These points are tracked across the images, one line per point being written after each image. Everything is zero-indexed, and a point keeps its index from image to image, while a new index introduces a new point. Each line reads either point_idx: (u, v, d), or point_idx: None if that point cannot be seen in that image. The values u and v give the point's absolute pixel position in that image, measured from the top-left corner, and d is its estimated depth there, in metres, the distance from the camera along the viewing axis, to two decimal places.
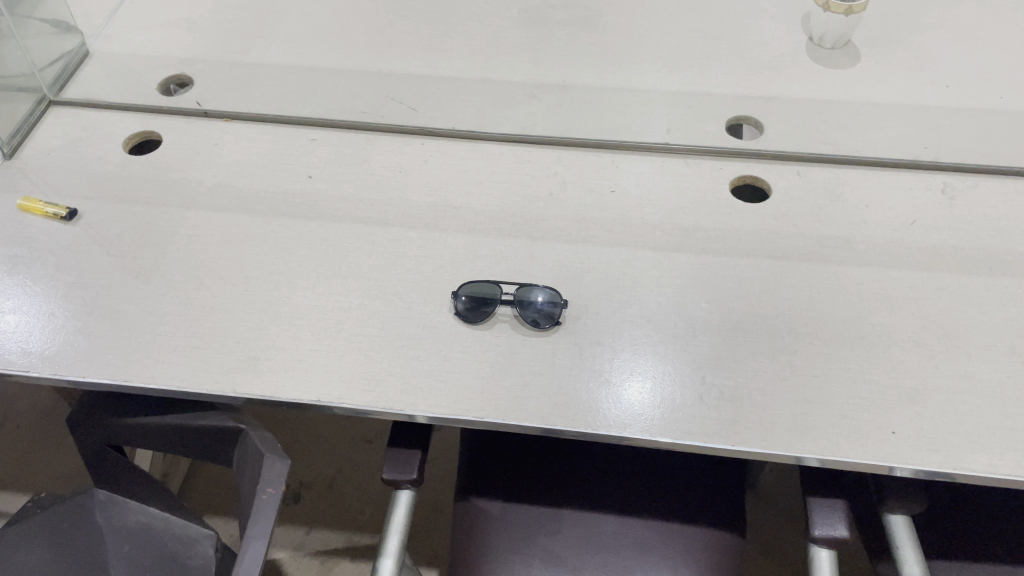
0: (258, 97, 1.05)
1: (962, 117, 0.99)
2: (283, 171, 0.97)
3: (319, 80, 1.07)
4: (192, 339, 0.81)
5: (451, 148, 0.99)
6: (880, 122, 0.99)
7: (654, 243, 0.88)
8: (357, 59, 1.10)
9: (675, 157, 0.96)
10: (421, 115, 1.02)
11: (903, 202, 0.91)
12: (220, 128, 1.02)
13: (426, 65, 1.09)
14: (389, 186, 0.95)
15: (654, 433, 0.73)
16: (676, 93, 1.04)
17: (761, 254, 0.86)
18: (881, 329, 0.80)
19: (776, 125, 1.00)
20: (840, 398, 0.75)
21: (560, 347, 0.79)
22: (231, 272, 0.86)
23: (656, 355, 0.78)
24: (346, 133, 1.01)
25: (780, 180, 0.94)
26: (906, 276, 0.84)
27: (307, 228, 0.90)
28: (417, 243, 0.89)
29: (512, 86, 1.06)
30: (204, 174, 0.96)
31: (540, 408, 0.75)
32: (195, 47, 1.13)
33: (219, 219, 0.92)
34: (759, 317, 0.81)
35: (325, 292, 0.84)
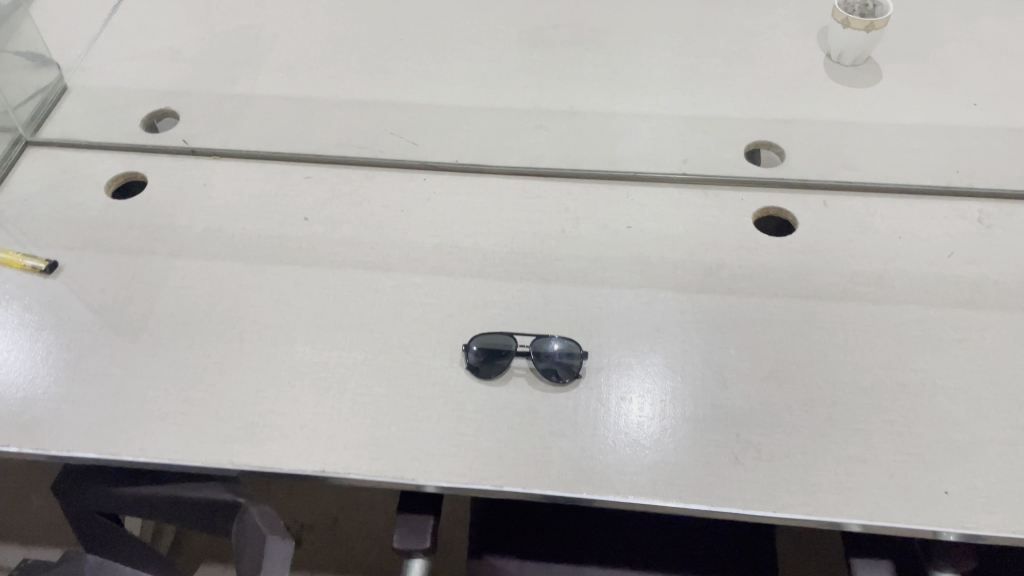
0: (248, 131, 0.99)
1: (993, 137, 0.94)
2: (277, 213, 0.91)
3: (312, 111, 1.01)
4: (184, 405, 0.75)
5: (455, 183, 0.93)
6: (908, 144, 0.94)
7: (677, 283, 0.82)
8: (351, 89, 1.04)
9: (693, 188, 0.91)
10: (422, 148, 0.96)
11: (938, 232, 0.86)
12: (208, 167, 0.96)
13: (425, 92, 1.03)
14: (390, 227, 0.89)
15: (688, 500, 0.68)
16: (690, 117, 0.98)
17: (792, 293, 0.81)
18: (925, 375, 0.74)
19: (798, 149, 0.94)
20: (885, 455, 0.69)
21: (581, 404, 0.74)
22: (224, 327, 0.81)
23: (686, 411, 0.73)
24: (342, 169, 0.95)
25: (805, 211, 0.88)
26: (946, 315, 0.79)
27: (305, 276, 0.85)
28: (422, 290, 0.83)
29: (516, 114, 1.00)
30: (193, 219, 0.90)
31: (563, 475, 0.70)
32: (180, 79, 1.06)
33: (210, 268, 0.86)
34: (794, 365, 0.76)
35: (326, 347, 0.78)
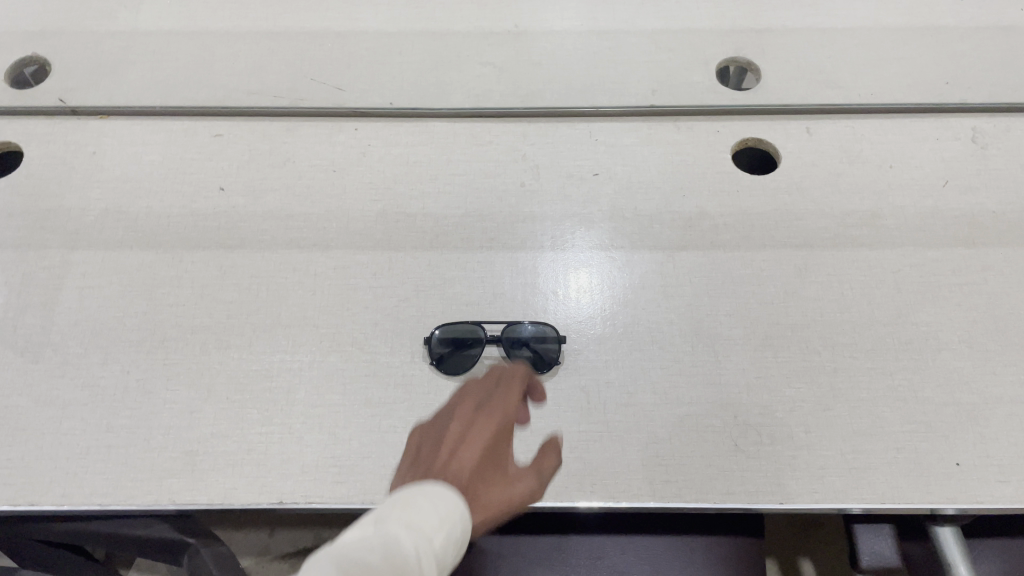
0: (139, 79, 0.84)
1: (983, 39, 0.85)
2: (186, 184, 0.77)
3: (212, 50, 0.86)
4: (108, 437, 0.65)
5: (392, 130, 0.81)
6: (892, 52, 0.85)
7: (654, 241, 0.74)
8: (256, 18, 0.89)
9: (663, 121, 0.81)
10: (348, 90, 0.83)
11: (930, 157, 0.78)
12: (95, 130, 0.81)
13: (344, 17, 0.88)
14: (323, 193, 0.77)
15: (689, 498, 0.62)
16: (652, 31, 0.87)
17: (780, 243, 0.74)
18: (927, 330, 0.69)
19: (773, 67, 0.84)
20: (892, 427, 0.65)
21: (563, 396, 0.66)
22: (143, 335, 0.69)
23: (678, 394, 0.66)
24: (258, 123, 0.81)
25: (788, 141, 0.80)
26: (946, 256, 0.73)
27: (231, 262, 0.73)
28: (369, 269, 0.72)
29: (454, 39, 0.87)
30: (87, 199, 0.77)
31: (550, 481, 0.63)
32: (46, 17, 0.89)
33: (115, 260, 0.73)
34: (788, 328, 0.69)
35: (265, 351, 0.69)
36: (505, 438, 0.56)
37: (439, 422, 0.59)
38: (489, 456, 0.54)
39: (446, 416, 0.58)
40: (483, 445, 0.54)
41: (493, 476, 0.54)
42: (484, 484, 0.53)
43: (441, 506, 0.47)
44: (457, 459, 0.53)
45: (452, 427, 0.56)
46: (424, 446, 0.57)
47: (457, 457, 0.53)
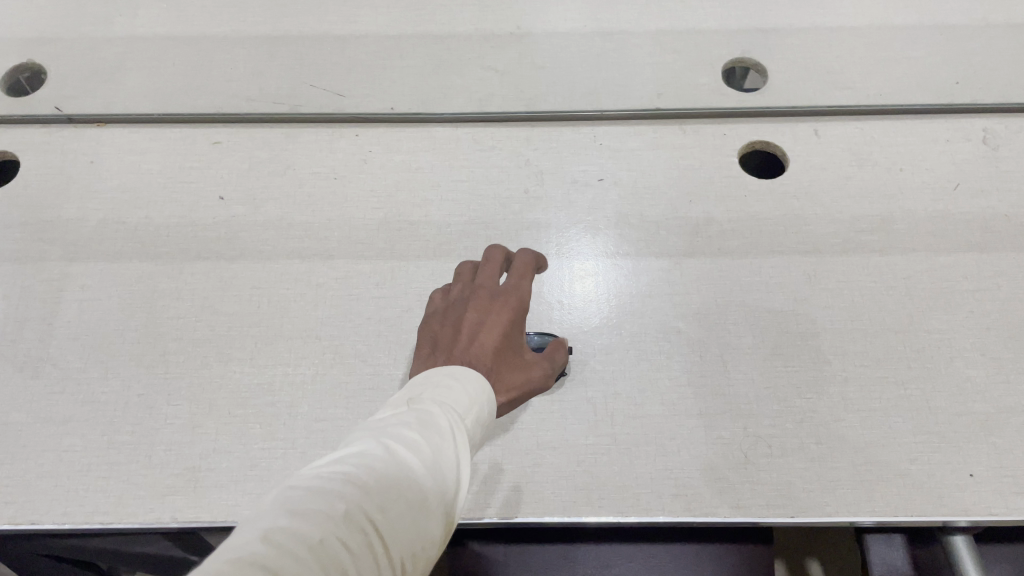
0: (136, 86, 0.83)
1: (994, 37, 0.84)
2: (186, 193, 0.76)
3: (211, 55, 0.85)
4: (109, 453, 0.64)
5: (393, 136, 0.79)
6: (902, 51, 0.83)
7: (660, 247, 0.73)
8: (255, 22, 0.87)
9: (668, 124, 0.80)
10: (349, 95, 0.82)
11: (941, 159, 0.77)
12: (93, 138, 0.80)
13: (344, 20, 0.87)
14: (324, 201, 0.76)
15: (698, 512, 0.61)
16: (657, 32, 0.85)
17: (789, 250, 0.72)
18: (939, 338, 0.68)
19: (780, 67, 0.83)
20: (905, 438, 0.64)
21: (570, 408, 0.65)
22: (143, 349, 0.68)
23: (686, 406, 0.65)
24: (258, 130, 0.80)
25: (796, 144, 0.78)
26: (957, 262, 0.71)
27: (231, 273, 0.72)
28: (371, 279, 0.71)
29: (456, 42, 0.85)
30: (85, 209, 0.76)
31: (557, 496, 0.62)
32: (42, 23, 0.88)
33: (114, 272, 0.72)
34: (798, 336, 0.68)
35: (268, 364, 0.68)
36: (519, 325, 0.61)
37: (448, 302, 0.62)
38: (505, 343, 0.59)
39: (456, 296, 0.61)
40: (502, 332, 0.58)
41: (510, 354, 0.59)
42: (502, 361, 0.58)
43: (469, 389, 0.52)
44: (479, 341, 0.57)
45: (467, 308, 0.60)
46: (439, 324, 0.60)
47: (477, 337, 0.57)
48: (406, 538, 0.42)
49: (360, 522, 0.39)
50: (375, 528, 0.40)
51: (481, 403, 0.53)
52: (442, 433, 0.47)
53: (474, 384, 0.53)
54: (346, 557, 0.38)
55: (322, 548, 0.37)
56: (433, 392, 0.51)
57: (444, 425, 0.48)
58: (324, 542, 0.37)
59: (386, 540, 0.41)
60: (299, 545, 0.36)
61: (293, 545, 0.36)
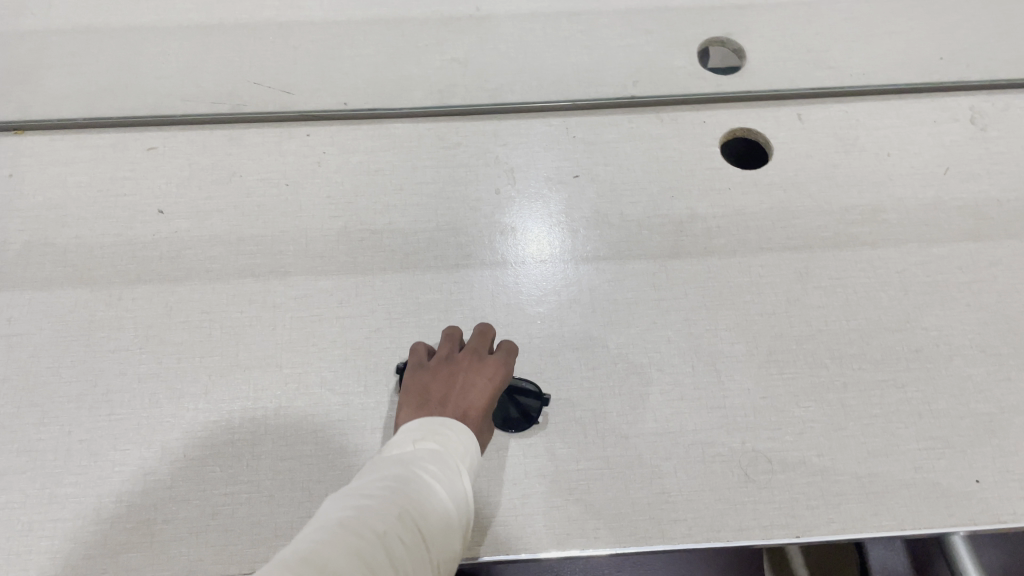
0: (57, 88, 0.75)
1: (975, 9, 0.81)
2: (120, 208, 0.69)
3: (139, 49, 0.77)
4: (50, 509, 0.57)
5: (348, 135, 0.73)
6: (882, 27, 0.79)
7: (643, 248, 0.68)
8: (187, 12, 0.79)
9: (644, 113, 0.75)
10: (298, 92, 0.75)
11: (929, 143, 0.74)
12: (11, 149, 0.72)
13: (287, 6, 0.80)
14: (277, 211, 0.69)
15: (699, 538, 0.57)
16: (627, 12, 0.80)
17: (778, 246, 0.68)
18: (938, 336, 0.65)
19: (758, 48, 0.78)
20: (908, 444, 0.61)
21: (558, 431, 0.61)
22: (83, 389, 0.62)
23: (680, 422, 0.61)
24: (198, 132, 0.73)
25: (779, 130, 0.74)
26: (951, 252, 0.68)
27: (177, 297, 0.65)
28: (334, 297, 0.65)
29: (411, 28, 0.79)
30: (6, 231, 0.68)
31: (550, 529, 0.57)
32: None
33: (44, 301, 0.65)
34: (792, 340, 0.65)
35: (225, 398, 0.61)
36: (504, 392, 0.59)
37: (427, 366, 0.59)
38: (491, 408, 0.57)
39: (446, 352, 0.59)
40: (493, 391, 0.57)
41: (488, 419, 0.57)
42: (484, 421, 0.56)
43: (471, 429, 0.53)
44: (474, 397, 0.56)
45: (454, 367, 0.58)
46: (428, 375, 0.57)
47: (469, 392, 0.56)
48: (442, 543, 0.43)
49: (410, 519, 0.41)
50: (422, 529, 0.42)
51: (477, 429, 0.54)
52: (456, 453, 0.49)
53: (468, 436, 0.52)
54: (404, 548, 0.40)
55: (384, 537, 0.39)
56: (443, 427, 0.51)
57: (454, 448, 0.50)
58: (388, 533, 0.39)
59: (429, 541, 0.42)
60: (369, 533, 0.39)
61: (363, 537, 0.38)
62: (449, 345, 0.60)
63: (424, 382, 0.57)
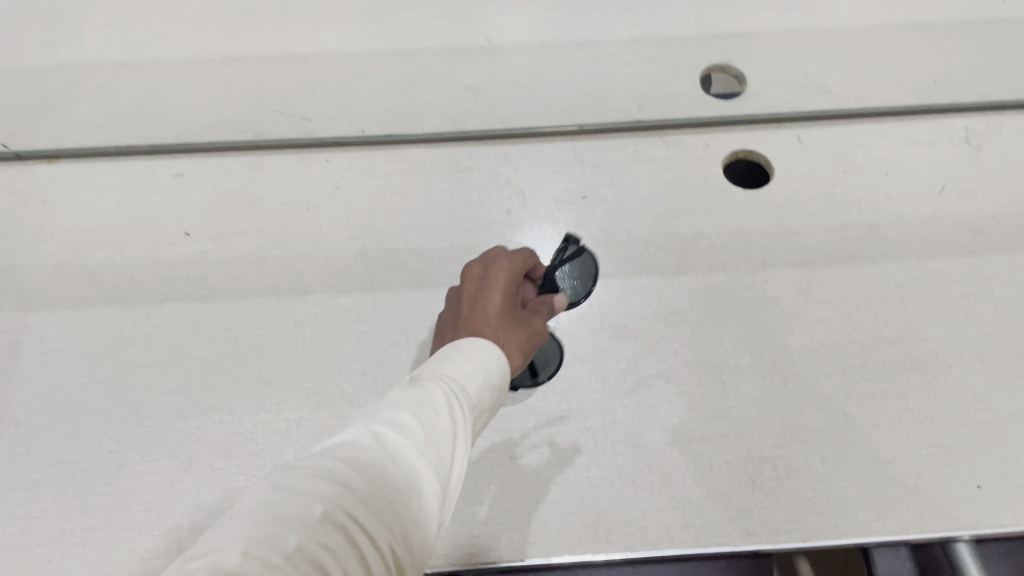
0: (88, 119, 0.78)
1: (969, 34, 0.83)
2: (148, 231, 0.72)
3: (165, 82, 0.80)
4: (82, 518, 0.60)
5: (366, 160, 0.76)
6: (878, 52, 0.82)
7: (650, 265, 0.71)
8: (211, 45, 0.83)
9: (649, 137, 0.78)
10: (317, 120, 0.78)
11: (925, 163, 0.76)
12: (44, 177, 0.75)
13: (306, 39, 0.83)
14: (297, 232, 0.72)
15: (708, 542, 0.59)
16: (632, 41, 0.83)
17: (781, 261, 0.71)
18: (937, 347, 0.67)
19: (758, 74, 0.81)
20: (910, 451, 0.62)
21: (570, 441, 0.63)
22: (112, 403, 0.64)
23: (688, 431, 0.63)
24: (221, 159, 0.76)
25: (780, 152, 0.77)
26: (949, 266, 0.71)
27: (203, 315, 0.68)
28: (353, 313, 0.68)
29: (425, 58, 0.82)
30: (40, 254, 0.71)
31: (563, 535, 0.59)
32: None
33: (76, 320, 0.68)
34: (795, 352, 0.67)
35: (248, 410, 0.64)
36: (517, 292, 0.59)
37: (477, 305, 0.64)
38: (509, 308, 0.57)
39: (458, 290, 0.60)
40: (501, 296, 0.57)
41: (523, 320, 0.57)
42: (516, 323, 0.56)
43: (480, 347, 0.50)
44: (485, 308, 0.55)
45: (472, 288, 0.58)
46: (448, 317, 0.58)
47: (489, 305, 0.56)
48: (389, 527, 0.39)
49: (341, 512, 0.37)
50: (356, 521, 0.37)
51: (487, 372, 0.49)
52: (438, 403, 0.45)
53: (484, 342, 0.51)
54: (324, 552, 0.35)
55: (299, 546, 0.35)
56: (444, 356, 0.49)
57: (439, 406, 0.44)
58: (304, 539, 0.35)
59: (365, 531, 0.38)
60: (276, 544, 0.34)
61: (270, 542, 0.34)
62: (465, 272, 0.60)
63: (445, 325, 0.58)
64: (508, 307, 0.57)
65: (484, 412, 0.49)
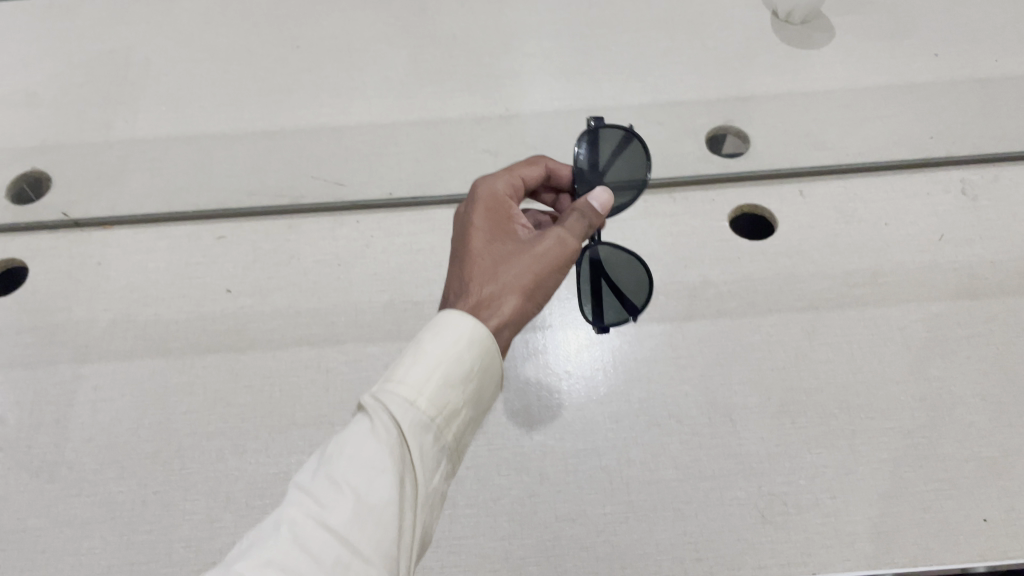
0: (141, 189, 0.85)
1: (962, 93, 0.88)
2: (193, 289, 0.78)
3: (211, 154, 0.88)
4: (129, 554, 0.64)
5: (394, 221, 0.82)
6: (875, 111, 0.87)
7: (661, 312, 0.75)
8: (252, 119, 0.90)
9: (659, 194, 0.83)
10: (349, 185, 0.84)
11: (923, 212, 0.80)
12: (100, 241, 0.82)
13: (339, 111, 0.90)
14: (330, 287, 0.77)
15: (719, 575, 0.61)
16: (641, 106, 0.89)
17: (786, 307, 0.74)
18: (941, 386, 0.69)
19: (761, 134, 0.87)
20: (917, 486, 0.64)
21: (586, 479, 0.66)
22: (158, 446, 0.69)
23: (699, 468, 0.66)
24: (261, 222, 0.82)
25: (783, 205, 0.81)
26: (950, 309, 0.74)
27: (242, 364, 0.73)
28: (381, 361, 0.73)
29: (448, 126, 0.88)
30: (94, 310, 0.77)
31: (580, 568, 0.62)
32: (43, 131, 0.90)
33: (126, 371, 0.73)
34: (802, 392, 0.70)
35: (283, 452, 0.68)
36: (502, 227, 0.58)
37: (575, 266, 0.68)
38: (495, 249, 0.56)
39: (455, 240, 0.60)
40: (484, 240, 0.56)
41: (516, 250, 0.55)
42: (503, 262, 0.55)
43: (445, 333, 0.49)
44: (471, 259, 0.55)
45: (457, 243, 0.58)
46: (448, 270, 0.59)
47: (467, 254, 0.56)
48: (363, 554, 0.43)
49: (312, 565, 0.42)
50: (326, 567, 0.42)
51: (440, 381, 0.48)
52: (398, 424, 0.46)
53: (459, 318, 0.50)
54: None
55: None
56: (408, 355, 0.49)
57: (373, 459, 0.45)
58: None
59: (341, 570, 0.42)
60: None
61: None
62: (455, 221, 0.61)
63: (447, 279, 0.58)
64: (491, 250, 0.56)
65: (456, 411, 0.48)
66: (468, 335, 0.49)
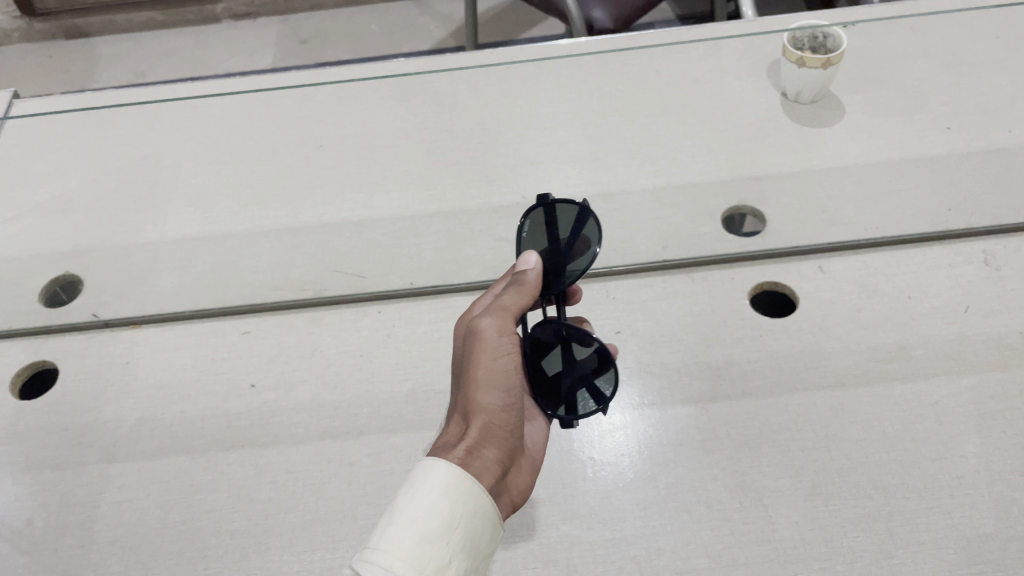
0: (169, 288, 0.87)
1: (977, 164, 0.88)
2: (219, 385, 0.79)
3: (237, 252, 0.90)
4: None
5: (415, 310, 0.83)
6: (890, 186, 0.88)
7: (685, 394, 0.74)
8: (276, 217, 0.92)
9: (678, 274, 0.83)
10: (372, 277, 0.86)
11: (947, 284, 0.79)
12: (129, 340, 0.83)
13: (360, 206, 0.92)
14: (352, 378, 0.78)
15: None
16: (655, 189, 0.90)
17: (812, 384, 0.73)
18: (978, 462, 0.67)
19: (777, 212, 0.87)
20: (961, 569, 0.62)
21: (614, 569, 0.64)
22: (181, 546, 0.68)
23: (732, 556, 0.64)
24: (285, 316, 0.84)
25: (803, 281, 0.81)
26: (981, 382, 0.72)
27: (266, 459, 0.73)
28: (404, 452, 0.72)
29: (467, 216, 0.90)
30: (122, 410, 0.78)
31: None
32: (76, 236, 0.93)
33: (152, 469, 0.73)
34: (834, 472, 0.68)
35: (305, 548, 0.67)
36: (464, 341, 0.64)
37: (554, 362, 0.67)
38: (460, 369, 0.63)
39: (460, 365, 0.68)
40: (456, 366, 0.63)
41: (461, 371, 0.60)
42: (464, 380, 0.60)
43: (418, 488, 0.51)
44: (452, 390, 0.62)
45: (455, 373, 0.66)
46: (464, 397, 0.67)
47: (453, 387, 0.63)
48: None
49: None
50: None
51: (417, 536, 0.49)
52: None
53: (425, 462, 0.53)
54: None
55: None
56: (386, 517, 0.50)
57: None
58: None
59: None
60: None
61: None
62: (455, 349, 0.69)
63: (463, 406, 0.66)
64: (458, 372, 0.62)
65: (443, 566, 0.49)
66: (440, 482, 0.51)
